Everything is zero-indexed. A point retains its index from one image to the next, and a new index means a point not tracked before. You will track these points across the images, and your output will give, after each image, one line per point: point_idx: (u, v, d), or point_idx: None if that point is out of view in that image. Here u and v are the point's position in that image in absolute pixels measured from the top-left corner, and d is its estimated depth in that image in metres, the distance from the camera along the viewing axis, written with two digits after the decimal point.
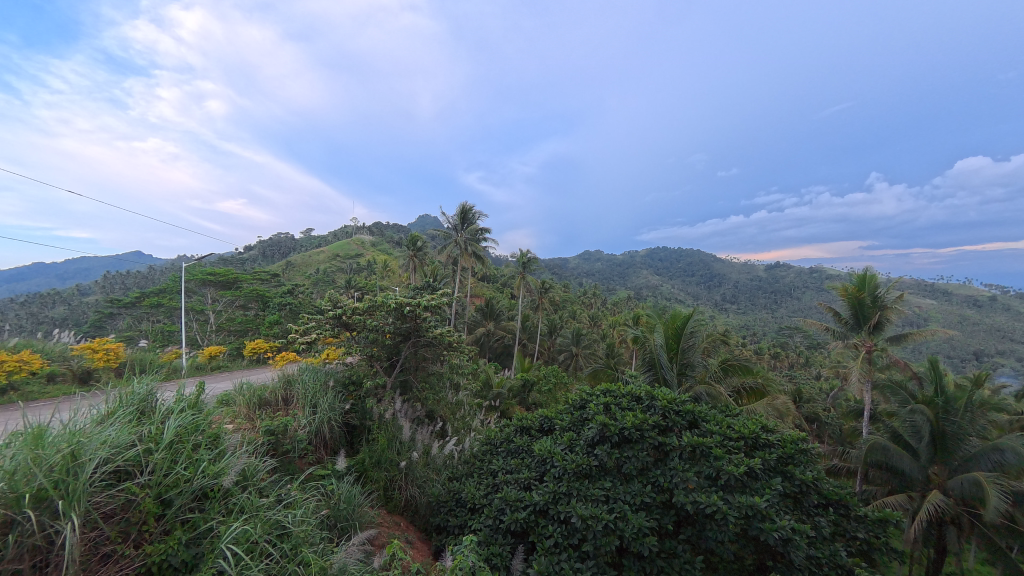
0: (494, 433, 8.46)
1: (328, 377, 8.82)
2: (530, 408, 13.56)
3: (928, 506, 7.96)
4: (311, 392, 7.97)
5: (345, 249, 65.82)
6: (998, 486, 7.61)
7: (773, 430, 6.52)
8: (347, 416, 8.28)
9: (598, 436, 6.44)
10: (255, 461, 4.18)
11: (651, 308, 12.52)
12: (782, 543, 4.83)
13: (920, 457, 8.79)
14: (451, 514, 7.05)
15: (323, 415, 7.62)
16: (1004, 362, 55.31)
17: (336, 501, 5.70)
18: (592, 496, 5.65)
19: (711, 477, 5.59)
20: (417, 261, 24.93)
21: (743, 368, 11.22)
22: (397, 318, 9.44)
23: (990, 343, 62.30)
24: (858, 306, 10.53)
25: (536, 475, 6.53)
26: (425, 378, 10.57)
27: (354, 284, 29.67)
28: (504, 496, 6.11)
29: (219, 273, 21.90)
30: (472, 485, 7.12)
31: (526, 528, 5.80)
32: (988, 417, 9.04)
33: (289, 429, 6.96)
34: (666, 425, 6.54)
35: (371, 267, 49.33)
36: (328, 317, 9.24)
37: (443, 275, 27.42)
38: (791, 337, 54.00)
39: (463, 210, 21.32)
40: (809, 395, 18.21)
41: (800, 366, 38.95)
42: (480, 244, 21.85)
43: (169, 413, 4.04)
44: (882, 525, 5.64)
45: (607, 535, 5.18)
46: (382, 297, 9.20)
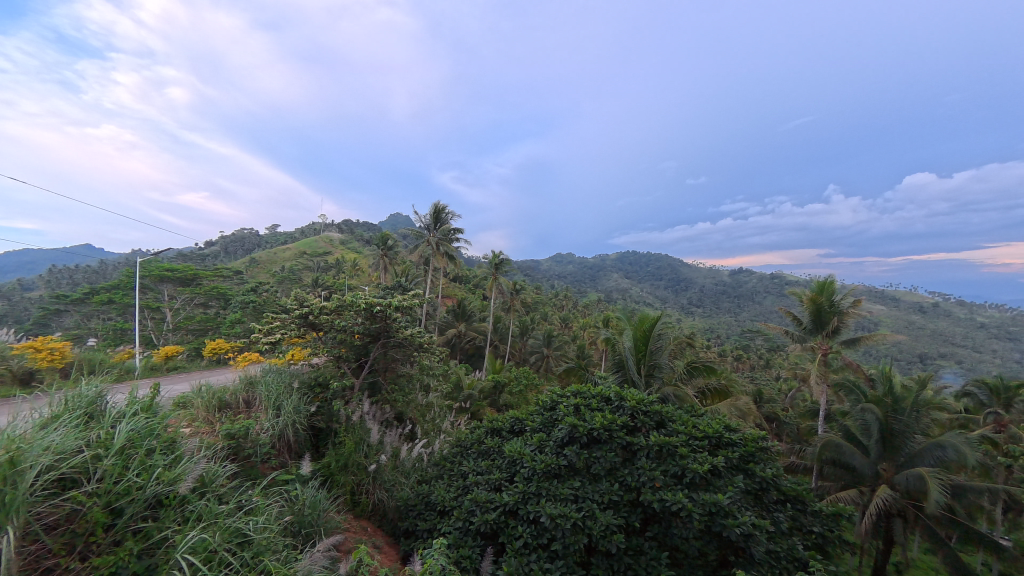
0: (465, 435, 8.47)
1: (293, 378, 8.88)
2: (501, 409, 13.54)
3: (877, 500, 8.47)
4: (274, 393, 7.85)
5: (314, 247, 63.96)
6: (939, 480, 8.20)
7: (735, 429, 6.86)
8: (312, 419, 8.41)
9: (568, 437, 6.57)
10: (214, 466, 4.13)
11: (620, 310, 12.83)
12: (743, 539, 5.08)
13: (870, 453, 9.34)
14: (420, 518, 6.97)
15: (288, 418, 7.52)
16: (945, 364, 58.77)
17: (300, 507, 5.53)
18: (562, 496, 5.72)
19: (677, 475, 5.79)
20: (388, 259, 24.35)
21: (707, 368, 11.63)
22: (366, 318, 9.47)
23: (932, 347, 66.25)
24: (817, 311, 10.98)
25: (506, 476, 6.58)
26: (394, 379, 10.58)
27: (322, 283, 28.86)
28: (474, 497, 6.12)
29: (177, 269, 20.83)
30: (442, 488, 7.11)
31: (495, 529, 5.80)
32: (931, 415, 9.67)
33: (251, 432, 6.73)
34: (634, 425, 6.74)
35: (340, 265, 48.07)
36: (294, 317, 9.30)
37: (415, 275, 26.94)
38: (754, 340, 55.81)
39: (436, 210, 21.04)
40: (769, 396, 18.94)
41: (761, 368, 40.43)
42: (453, 244, 21.48)
43: (122, 417, 3.85)
44: (835, 519, 6.02)
45: (575, 534, 5.28)
46: (351, 297, 9.23)
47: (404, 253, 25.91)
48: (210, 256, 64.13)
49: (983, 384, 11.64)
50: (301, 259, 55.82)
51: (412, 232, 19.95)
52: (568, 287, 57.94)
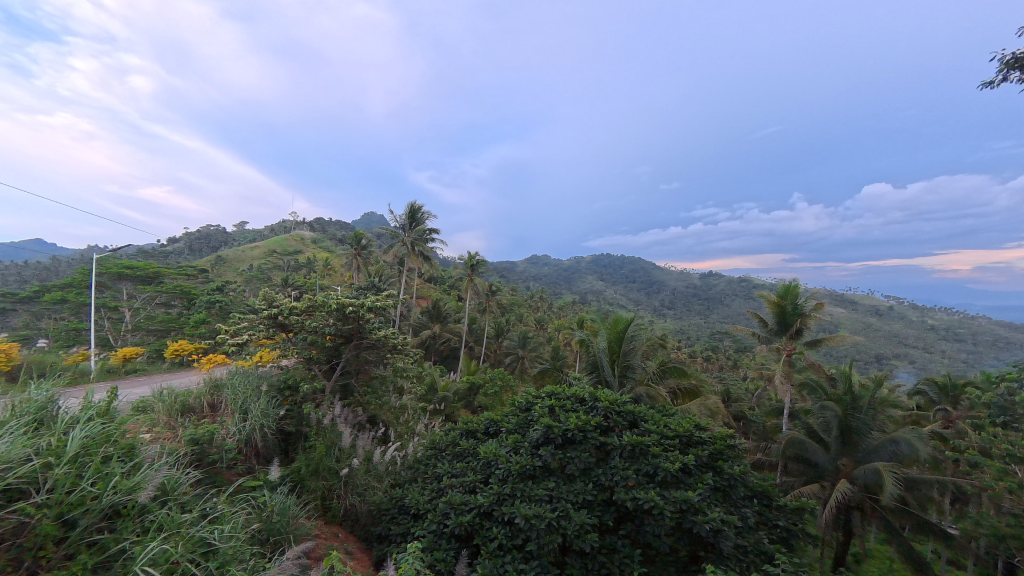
0: (439, 438, 8.42)
1: (260, 382, 8.57)
2: (476, 411, 13.48)
3: (838, 494, 8.88)
4: (241, 396, 7.61)
5: (283, 246, 62.11)
6: (894, 473, 8.68)
7: (705, 428, 7.09)
8: (281, 423, 8.20)
9: (543, 438, 6.63)
10: (176, 474, 4.08)
11: (594, 312, 13.01)
12: (713, 534, 5.25)
13: (831, 449, 9.79)
14: (393, 522, 6.86)
15: (255, 422, 7.28)
16: (897, 364, 61.98)
17: (269, 514, 5.36)
18: (536, 497, 5.77)
19: (650, 474, 5.93)
20: (362, 259, 23.81)
21: (678, 369, 11.93)
22: (338, 319, 9.31)
23: (884, 348, 69.86)
24: (781, 313, 11.46)
25: (481, 479, 6.56)
26: (367, 381, 10.39)
27: (291, 283, 28.06)
28: (448, 500, 6.07)
29: (137, 267, 19.85)
30: (417, 491, 7.01)
31: (469, 531, 5.78)
32: (886, 412, 10.20)
33: (216, 438, 6.48)
34: (608, 425, 6.87)
35: (311, 264, 46.83)
36: (262, 317, 9.10)
37: (389, 275, 26.50)
38: (722, 342, 57.43)
39: (411, 209, 20.77)
40: (737, 396, 19.55)
41: (730, 368, 41.67)
42: (428, 244, 21.21)
43: (74, 423, 3.68)
44: (798, 513, 6.30)
45: (550, 534, 5.32)
46: (323, 297, 9.04)
47: (378, 253, 25.47)
48: (174, 253, 61.31)
49: (933, 383, 12.36)
50: (269, 258, 53.99)
51: (386, 232, 19.60)
52: (543, 289, 58.18)
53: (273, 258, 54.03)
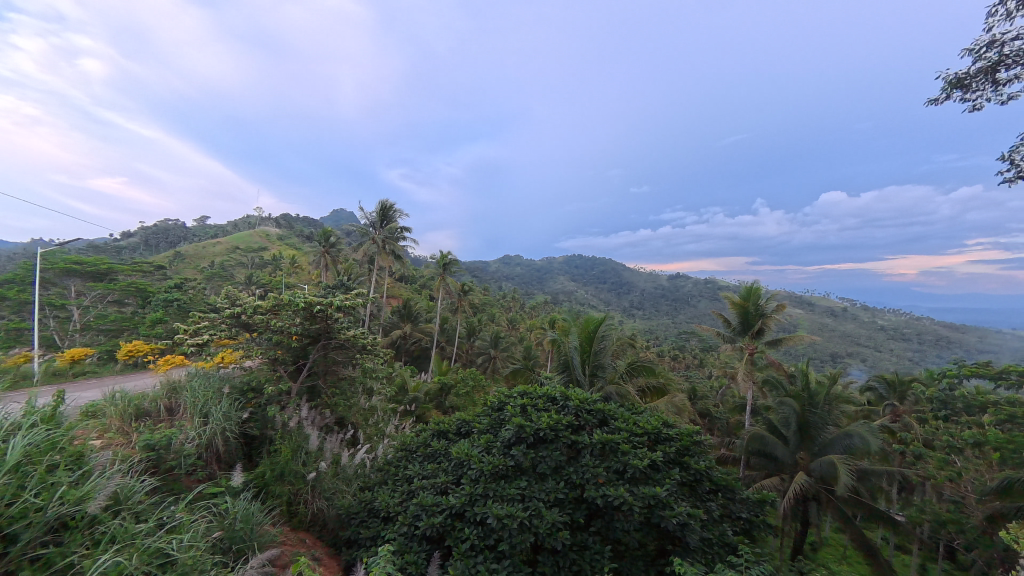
0: (410, 439, 8.32)
1: (222, 384, 8.22)
2: (448, 411, 13.38)
3: (795, 485, 9.33)
4: (201, 400, 7.28)
5: (247, 242, 59.87)
6: (846, 465, 9.20)
7: (673, 425, 7.33)
8: (244, 427, 7.89)
9: (515, 437, 6.68)
10: (130, 483, 3.92)
11: (566, 312, 13.16)
12: (680, 528, 5.43)
13: (789, 444, 10.28)
14: (362, 526, 6.72)
15: (216, 426, 6.99)
16: (849, 362, 65.39)
17: (231, 521, 5.15)
18: (508, 496, 5.80)
19: (619, 471, 6.08)
20: (331, 257, 23.16)
21: (647, 367, 12.25)
22: (305, 318, 9.05)
23: (836, 346, 73.68)
24: (744, 314, 11.94)
25: (453, 479, 6.53)
26: (336, 382, 10.12)
27: (255, 281, 27.03)
28: (420, 502, 6.01)
29: (87, 263, 18.66)
30: (387, 494, 6.89)
31: (441, 532, 5.74)
32: (839, 407, 10.79)
33: (174, 443, 6.17)
34: (579, 424, 6.99)
35: (275, 262, 45.22)
36: (224, 317, 8.75)
37: (358, 274, 25.89)
38: (688, 341, 59.08)
39: (382, 207, 20.37)
40: (703, 394, 20.19)
41: (696, 367, 42.85)
42: (399, 242, 20.83)
43: (15, 429, 3.50)
44: (759, 505, 6.60)
45: (522, 533, 5.36)
46: (289, 296, 8.77)
47: (348, 251, 24.85)
48: (127, 248, 57.88)
49: (883, 379, 13.16)
50: (231, 255, 51.79)
51: (357, 229, 19.18)
52: (514, 289, 58.22)
53: (236, 255, 51.85)
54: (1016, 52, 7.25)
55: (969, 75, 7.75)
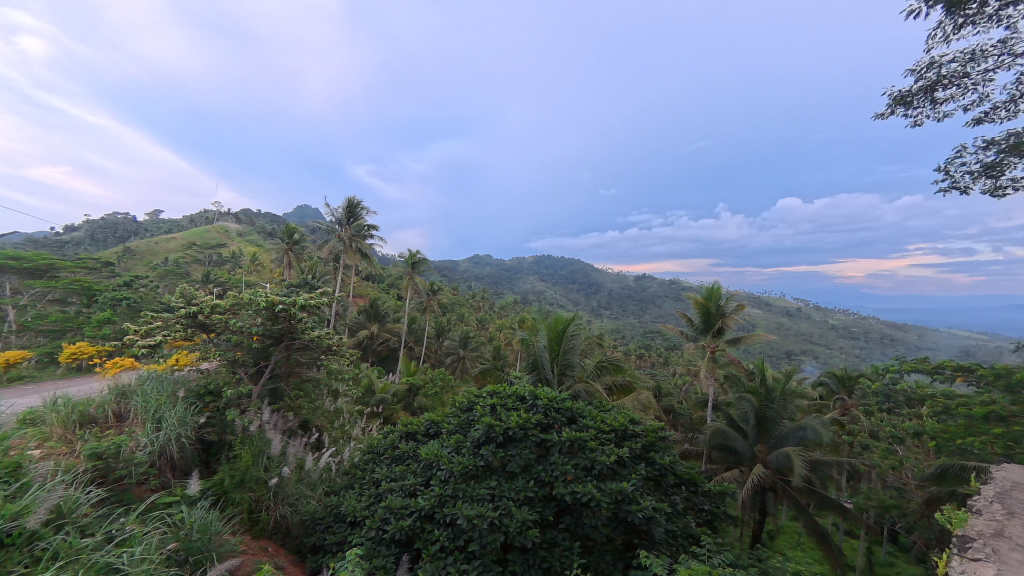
0: (377, 441, 8.17)
1: (176, 388, 7.80)
2: (417, 413, 13.22)
3: (754, 477, 9.77)
4: (153, 404, 6.89)
5: (203, 238, 57.13)
6: (800, 456, 9.72)
7: (638, 422, 7.55)
8: (201, 433, 7.51)
9: (484, 437, 6.71)
10: (75, 494, 3.73)
11: (535, 312, 13.27)
12: (646, 522, 5.60)
13: (748, 437, 10.76)
14: (328, 531, 6.53)
15: (171, 432, 6.63)
16: (801, 359, 68.88)
17: (188, 531, 4.87)
18: (478, 496, 5.80)
19: (587, 468, 6.22)
20: (295, 254, 22.36)
21: (614, 366, 12.52)
22: (267, 318, 8.74)
23: (787, 344, 77.51)
24: (706, 313, 12.40)
25: (422, 481, 6.47)
26: (299, 385, 9.77)
27: (212, 279, 25.83)
28: (388, 505, 5.91)
29: (25, 258, 17.29)
30: (354, 498, 6.73)
31: (410, 535, 5.66)
32: (793, 401, 11.36)
33: (125, 451, 5.82)
34: (548, 423, 7.10)
35: (234, 259, 43.32)
36: (179, 317, 8.33)
37: (323, 272, 25.15)
38: (652, 341, 60.60)
39: (349, 204, 19.84)
40: (667, 391, 20.83)
41: (661, 365, 43.99)
42: (367, 240, 20.33)
43: None
44: (720, 496, 6.90)
45: (492, 532, 5.38)
46: (250, 295, 8.45)
47: (312, 249, 24.04)
48: (70, 242, 53.83)
49: (832, 375, 13.98)
50: (186, 251, 49.13)
51: (323, 226, 18.62)
52: (482, 289, 58.04)
53: (191, 251, 49.22)
54: (953, 74, 7.88)
55: (912, 93, 8.36)
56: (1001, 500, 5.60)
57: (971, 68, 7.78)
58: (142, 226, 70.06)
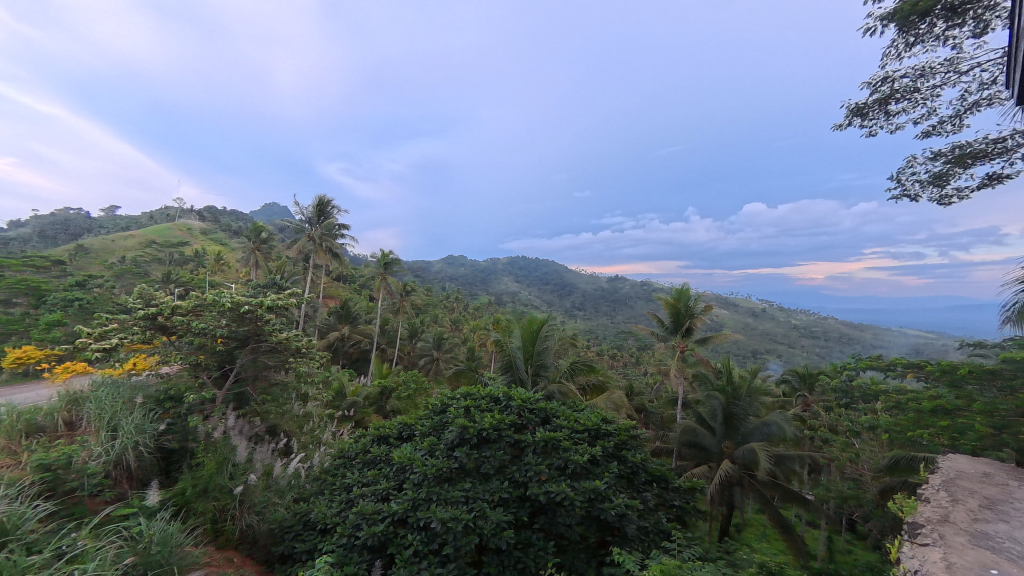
0: (348, 445, 7.99)
1: (134, 393, 7.40)
2: (390, 416, 13.00)
3: (723, 472, 10.08)
4: (108, 411, 6.53)
5: (160, 236, 54.55)
6: (765, 451, 10.10)
7: (611, 421, 7.69)
8: (161, 440, 7.14)
9: (458, 439, 6.70)
10: (19, 509, 3.54)
11: (510, 313, 13.28)
12: (618, 519, 5.69)
13: (716, 434, 11.10)
14: (297, 540, 6.32)
15: (127, 440, 6.30)
16: (764, 358, 71.46)
17: (146, 544, 4.57)
18: (453, 499, 5.77)
19: (561, 467, 6.30)
20: (262, 254, 21.62)
21: (587, 366, 12.66)
22: (232, 319, 8.43)
23: (750, 343, 80.34)
24: (676, 314, 12.75)
25: (394, 485, 6.35)
26: (266, 389, 9.33)
27: (173, 279, 24.73)
28: (360, 510, 5.76)
29: None
30: (324, 504, 6.53)
31: (383, 541, 5.51)
32: (758, 398, 11.77)
33: (76, 461, 5.49)
34: (522, 423, 7.16)
35: (195, 258, 41.57)
36: (137, 318, 7.91)
37: (291, 272, 24.43)
38: (623, 341, 61.58)
39: (319, 202, 19.33)
40: (639, 391, 21.23)
41: (634, 365, 44.69)
42: (338, 240, 19.84)
43: None
44: (691, 492, 7.07)
45: (467, 535, 5.36)
46: (214, 296, 8.12)
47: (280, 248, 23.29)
48: (19, 238, 50.53)
49: (795, 373, 14.56)
50: (145, 250, 46.78)
51: (292, 225, 18.07)
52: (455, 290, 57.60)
53: (149, 250, 46.89)
54: (905, 88, 8.39)
55: (867, 105, 8.85)
56: (946, 487, 5.98)
57: (921, 84, 8.31)
58: (95, 223, 66.32)
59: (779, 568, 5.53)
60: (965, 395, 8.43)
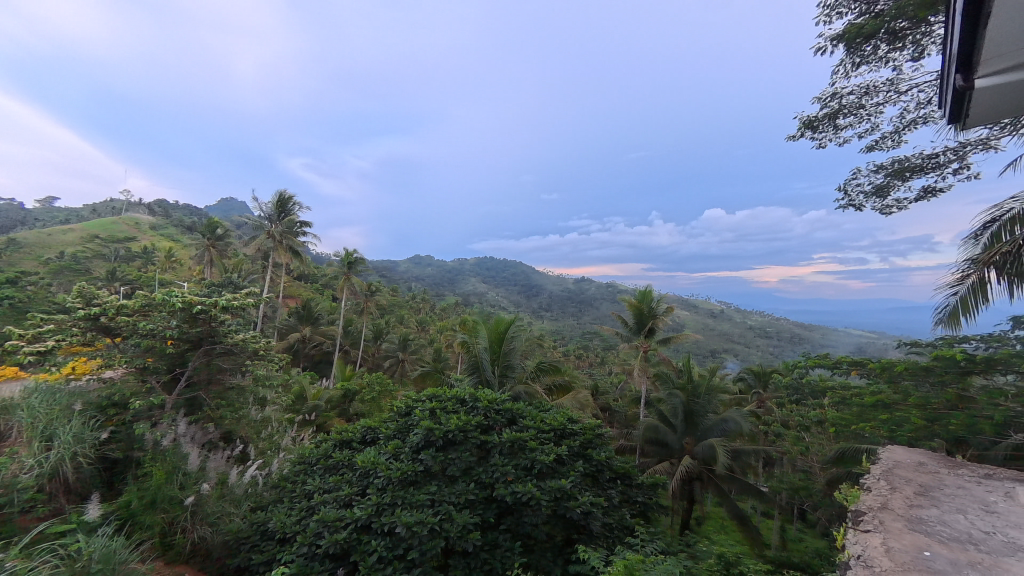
0: (309, 451, 7.70)
1: (72, 400, 6.84)
2: (353, 419, 12.66)
3: (683, 467, 10.43)
4: (43, 419, 6.01)
5: (101, 230, 50.94)
6: (723, 447, 10.53)
7: (576, 420, 7.81)
8: (102, 450, 6.65)
9: (424, 441, 6.64)
10: None
11: (477, 314, 13.23)
12: (584, 517, 5.78)
13: (677, 431, 11.47)
14: (254, 551, 6.00)
15: (65, 450, 5.83)
16: (720, 357, 74.41)
17: (85, 562, 4.21)
18: (418, 502, 5.68)
19: (527, 467, 6.34)
20: (218, 251, 20.53)
21: (554, 366, 12.78)
22: (184, 320, 7.95)
23: (706, 343, 83.46)
24: (640, 315, 13.12)
25: (358, 490, 6.15)
26: (221, 394, 8.79)
27: (118, 276, 23.18)
28: (321, 517, 5.54)
29: None
30: (283, 512, 6.24)
31: (346, 549, 5.32)
32: (717, 396, 12.23)
33: (4, 475, 5.03)
34: (488, 424, 7.16)
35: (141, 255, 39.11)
36: (77, 318, 7.32)
37: (249, 271, 23.36)
38: (588, 341, 62.54)
39: (279, 198, 18.57)
40: (604, 390, 21.65)
41: (599, 365, 45.41)
42: (299, 237, 19.12)
43: None
44: (653, 488, 7.26)
45: (432, 538, 5.29)
46: (164, 295, 7.63)
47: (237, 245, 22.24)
48: None
49: (750, 371, 15.22)
50: (84, 244, 43.53)
51: (250, 221, 17.27)
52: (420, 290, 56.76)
53: (89, 245, 43.66)
54: (851, 104, 8.99)
55: (818, 119, 9.44)
56: (885, 477, 6.44)
57: (866, 101, 8.92)
58: (26, 214, 61.19)
59: (736, 558, 5.76)
60: (901, 391, 9.07)
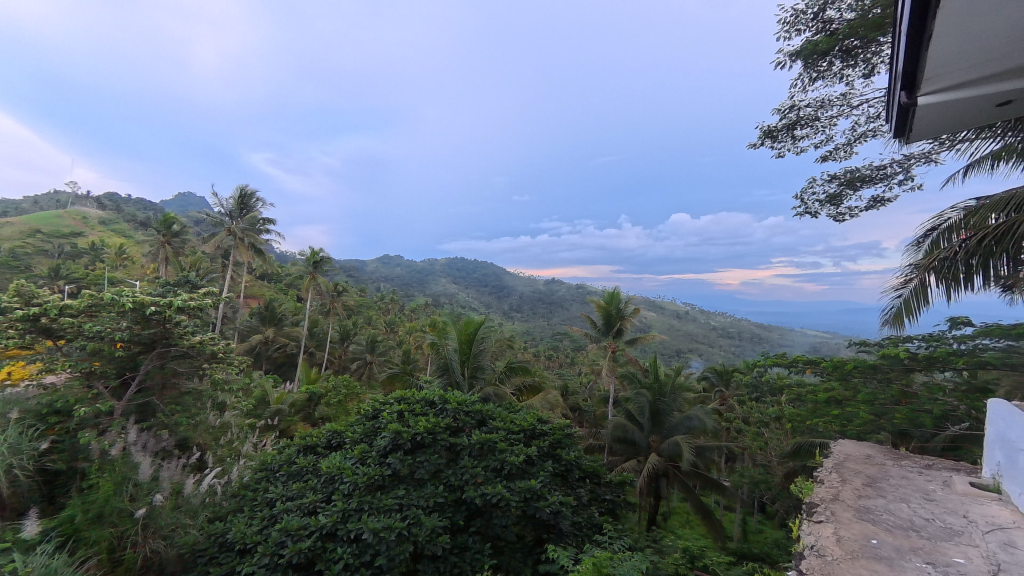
0: (271, 457, 7.39)
1: (8, 408, 6.29)
2: (317, 423, 12.28)
3: (651, 464, 10.68)
4: None
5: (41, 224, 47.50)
6: (687, 444, 10.85)
7: (546, 420, 7.86)
8: (41, 461, 6.17)
9: (391, 445, 6.54)
10: None
11: (447, 315, 13.11)
12: (554, 516, 5.80)
13: (644, 429, 11.73)
14: (212, 563, 5.62)
15: None
16: (684, 357, 76.52)
17: None
18: (385, 507, 5.55)
19: (496, 468, 6.34)
20: (174, 248, 19.46)
21: (524, 367, 12.81)
22: (135, 321, 7.47)
23: (671, 343, 85.69)
24: (607, 316, 13.37)
25: (323, 497, 5.92)
26: (175, 399, 8.36)
27: (62, 273, 21.67)
28: (284, 526, 5.24)
29: None
30: (242, 522, 5.86)
31: (310, 557, 5.02)
32: (682, 395, 12.56)
33: None
34: (457, 426, 7.12)
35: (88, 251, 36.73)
36: (14, 319, 6.72)
37: (208, 270, 22.29)
38: (558, 342, 62.98)
39: (240, 195, 17.80)
40: (573, 390, 21.92)
41: (569, 365, 45.83)
42: (261, 235, 18.37)
43: None
44: (623, 486, 7.37)
45: (401, 543, 5.16)
46: (113, 293, 7.13)
47: (194, 242, 21.18)
48: None
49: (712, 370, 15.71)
50: (23, 239, 40.56)
51: (209, 218, 16.46)
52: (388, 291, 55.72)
53: (28, 239, 40.71)
54: (808, 116, 9.48)
55: (777, 129, 9.90)
56: (837, 469, 6.81)
57: (821, 113, 9.42)
58: None
59: (701, 551, 5.92)
60: (852, 387, 9.57)
